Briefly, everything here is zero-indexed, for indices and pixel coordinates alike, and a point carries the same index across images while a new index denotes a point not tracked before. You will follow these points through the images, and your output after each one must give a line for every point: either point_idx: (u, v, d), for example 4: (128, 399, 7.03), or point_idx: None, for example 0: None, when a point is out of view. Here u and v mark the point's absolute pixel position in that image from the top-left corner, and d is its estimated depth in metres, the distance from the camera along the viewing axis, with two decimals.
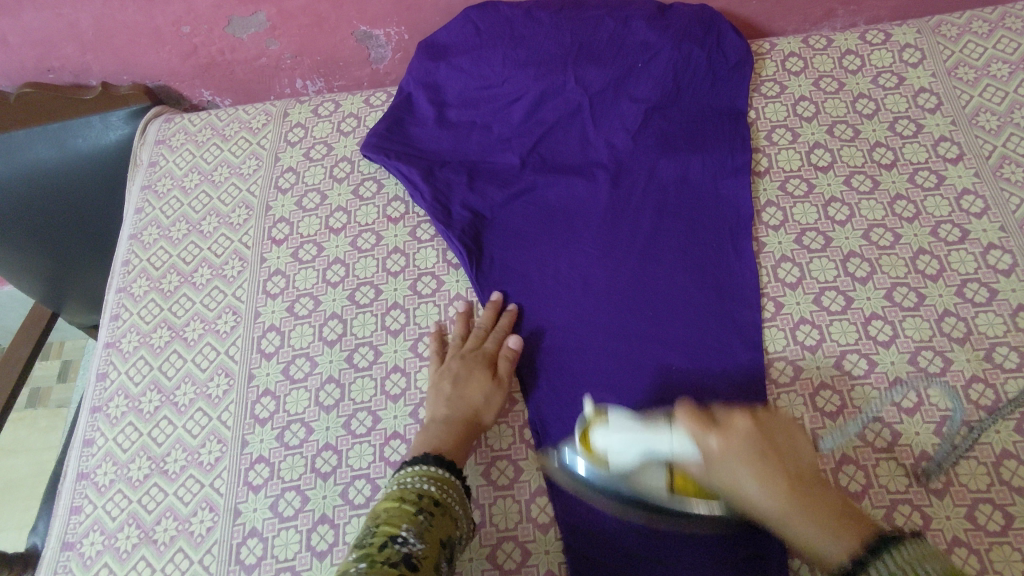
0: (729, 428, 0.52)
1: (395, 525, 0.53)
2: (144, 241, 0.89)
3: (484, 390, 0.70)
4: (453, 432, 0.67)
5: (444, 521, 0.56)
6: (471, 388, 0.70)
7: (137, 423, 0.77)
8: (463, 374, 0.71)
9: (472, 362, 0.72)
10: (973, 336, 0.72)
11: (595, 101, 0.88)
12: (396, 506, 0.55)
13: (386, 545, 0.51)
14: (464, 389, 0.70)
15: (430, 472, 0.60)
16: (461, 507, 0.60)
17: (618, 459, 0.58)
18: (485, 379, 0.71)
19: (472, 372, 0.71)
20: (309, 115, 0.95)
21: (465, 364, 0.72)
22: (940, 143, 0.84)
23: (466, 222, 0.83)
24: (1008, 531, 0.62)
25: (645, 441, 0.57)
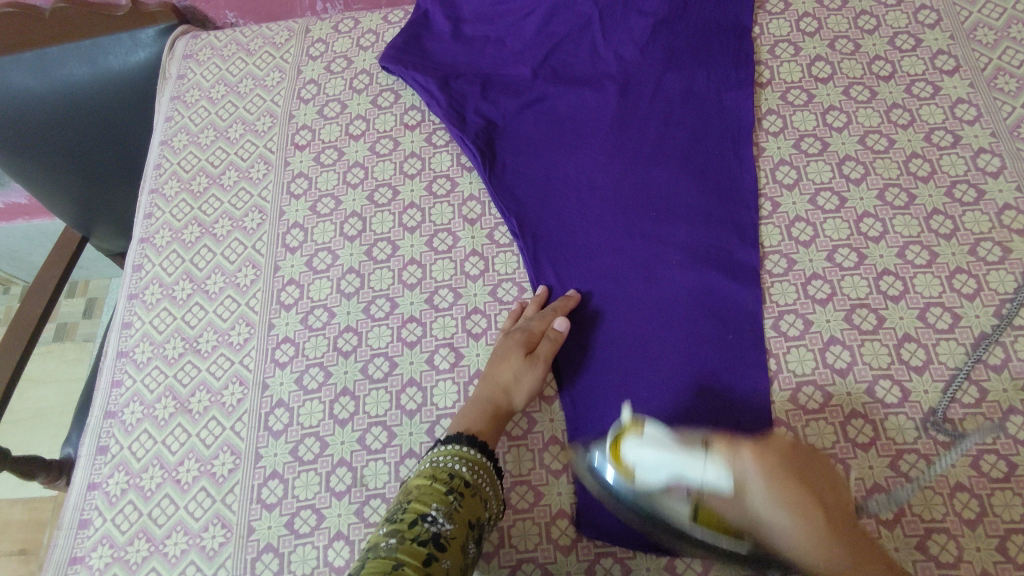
0: (764, 444, 0.49)
1: (424, 504, 0.55)
2: (174, 146, 0.94)
3: (519, 368, 0.69)
4: (479, 409, 0.67)
5: (474, 501, 0.58)
6: (509, 367, 0.69)
7: (172, 308, 0.82)
8: (502, 353, 0.71)
9: (516, 340, 0.71)
10: (960, 232, 0.76)
11: (604, 16, 0.91)
12: (427, 484, 0.58)
13: (416, 522, 0.54)
14: (499, 369, 0.70)
15: (464, 453, 0.62)
16: (492, 491, 0.61)
17: (647, 476, 0.52)
18: (524, 356, 0.70)
19: (511, 350, 0.71)
20: (330, 31, 0.99)
21: (510, 341, 0.71)
22: (938, 56, 0.87)
23: (479, 127, 0.87)
24: (982, 403, 0.67)
25: (671, 459, 0.51)
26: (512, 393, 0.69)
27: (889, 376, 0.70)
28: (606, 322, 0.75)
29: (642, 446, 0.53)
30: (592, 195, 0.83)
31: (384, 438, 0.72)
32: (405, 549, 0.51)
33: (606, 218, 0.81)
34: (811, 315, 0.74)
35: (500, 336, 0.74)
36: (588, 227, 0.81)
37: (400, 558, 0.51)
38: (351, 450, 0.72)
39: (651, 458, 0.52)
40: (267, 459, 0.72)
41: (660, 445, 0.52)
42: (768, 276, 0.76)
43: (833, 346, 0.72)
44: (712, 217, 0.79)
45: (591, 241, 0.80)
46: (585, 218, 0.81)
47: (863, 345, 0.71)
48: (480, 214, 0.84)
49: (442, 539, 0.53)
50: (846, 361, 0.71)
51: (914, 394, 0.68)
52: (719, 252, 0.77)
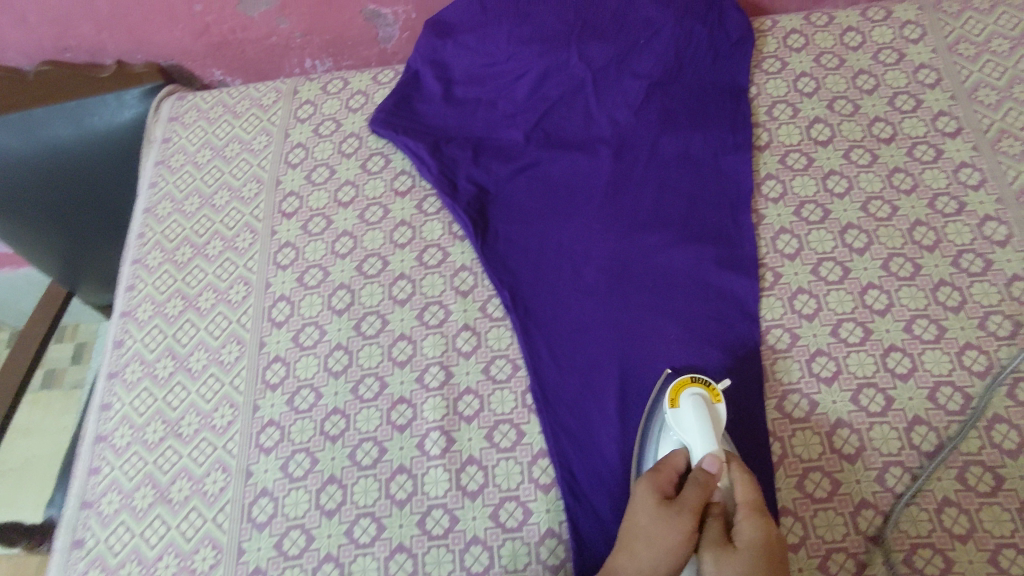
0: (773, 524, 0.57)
1: None
2: (158, 214, 0.91)
3: (671, 566, 0.56)
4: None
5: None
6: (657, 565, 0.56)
7: (153, 388, 0.79)
8: (645, 545, 0.57)
9: (669, 537, 0.56)
10: (968, 305, 0.74)
11: (598, 78, 0.88)
12: None
13: None
14: (636, 562, 0.57)
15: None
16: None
17: (683, 418, 0.64)
18: (674, 550, 0.56)
19: (657, 547, 0.56)
20: (318, 92, 0.97)
21: (658, 527, 0.57)
22: (939, 117, 0.86)
23: (471, 196, 0.84)
24: (998, 491, 0.64)
25: (704, 437, 0.61)
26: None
27: (901, 463, 0.67)
28: (604, 399, 0.72)
29: (700, 406, 0.64)
30: (588, 264, 0.80)
31: (373, 530, 0.69)
32: None
33: (602, 289, 0.78)
34: (816, 395, 0.71)
35: (642, 510, 0.59)
36: (583, 298, 0.78)
37: None
38: (339, 544, 0.68)
39: (695, 420, 0.63)
40: (249, 554, 0.69)
41: (708, 419, 0.63)
42: (771, 352, 0.74)
43: (841, 429, 0.69)
44: (710, 290, 0.77)
45: (588, 314, 0.77)
46: (580, 290, 0.79)
47: (872, 429, 0.69)
48: (472, 286, 0.81)
49: None
50: (855, 447, 0.68)
51: (928, 483, 0.65)
52: (719, 326, 0.75)
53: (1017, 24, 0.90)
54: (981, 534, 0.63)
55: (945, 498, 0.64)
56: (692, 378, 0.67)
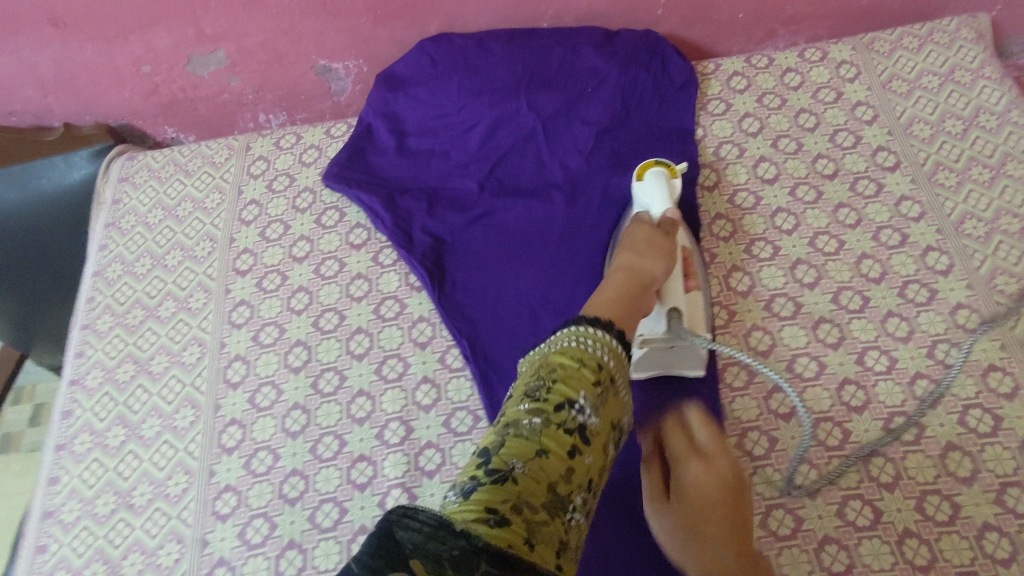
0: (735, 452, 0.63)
1: (571, 389, 0.48)
2: (108, 278, 0.89)
3: (665, 258, 0.70)
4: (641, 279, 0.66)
5: (614, 445, 0.51)
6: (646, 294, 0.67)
7: (103, 459, 0.77)
8: (646, 249, 0.70)
9: (664, 246, 0.71)
10: (916, 334, 0.75)
11: (547, 126, 0.90)
12: (574, 366, 0.50)
13: (563, 405, 0.47)
14: (630, 258, 0.69)
15: (609, 344, 0.54)
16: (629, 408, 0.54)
17: (645, 194, 0.79)
18: (669, 256, 0.70)
19: (651, 248, 0.70)
20: (272, 147, 0.97)
21: (652, 237, 0.72)
22: (878, 152, 0.88)
23: (427, 246, 0.85)
24: (956, 520, 0.65)
25: (658, 199, 0.78)
26: (657, 280, 0.68)
27: (860, 496, 0.67)
28: None
29: (659, 179, 0.79)
30: (545, 309, 0.80)
31: None
32: (550, 434, 0.46)
33: None
34: (775, 432, 0.72)
35: (632, 234, 0.73)
36: (541, 343, 0.78)
37: (545, 444, 0.45)
38: None
39: (655, 185, 0.78)
40: None
41: (665, 190, 0.78)
42: (728, 390, 0.75)
43: (800, 466, 0.69)
44: None
45: None
46: (538, 335, 0.78)
47: (830, 464, 0.69)
48: (430, 336, 0.81)
49: (586, 433, 0.48)
50: (815, 483, 0.69)
51: (888, 514, 0.66)
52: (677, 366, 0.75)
53: (946, 60, 0.94)
54: (943, 564, 0.63)
55: (905, 529, 0.65)
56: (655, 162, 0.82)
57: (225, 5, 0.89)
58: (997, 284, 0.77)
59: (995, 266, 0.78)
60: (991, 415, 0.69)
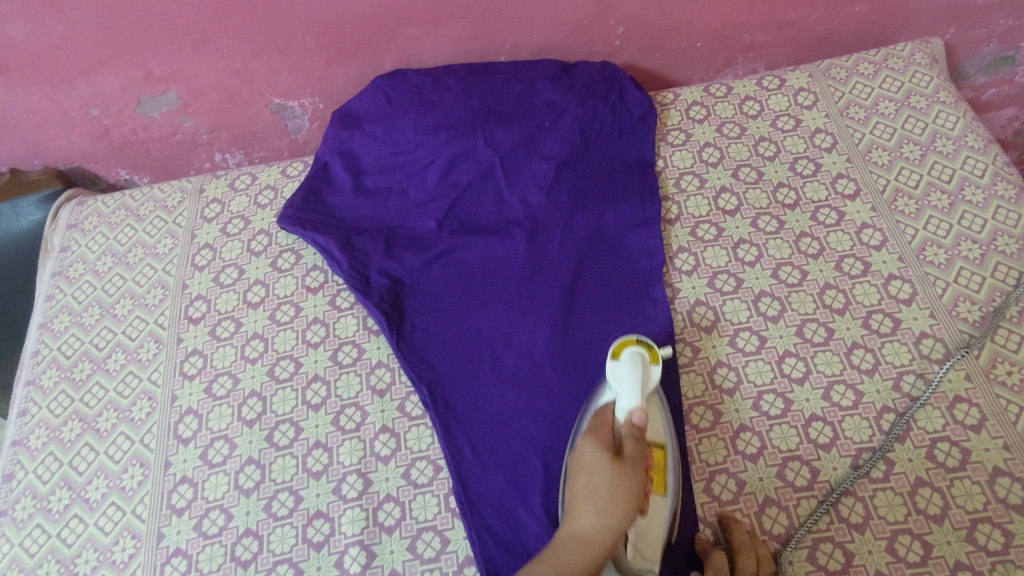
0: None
1: None
2: (55, 329, 0.86)
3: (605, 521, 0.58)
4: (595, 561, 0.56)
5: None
6: (602, 506, 0.58)
7: (46, 524, 0.73)
8: (607, 505, 0.58)
9: (626, 488, 0.59)
10: (881, 367, 0.74)
11: (506, 161, 0.88)
12: None
13: None
14: (591, 520, 0.58)
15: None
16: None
17: (613, 379, 0.66)
18: (631, 501, 0.59)
19: (600, 498, 0.59)
20: (226, 189, 0.95)
21: (616, 485, 0.59)
22: (838, 180, 0.88)
23: (384, 289, 0.82)
24: (927, 560, 0.63)
25: (625, 386, 0.64)
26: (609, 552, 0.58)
27: (830, 538, 0.66)
28: (529, 494, 0.69)
29: (631, 361, 0.66)
30: (506, 351, 0.78)
31: None
32: None
33: (521, 376, 0.76)
34: (742, 474, 0.70)
35: (594, 463, 0.60)
36: (503, 387, 0.76)
37: None
38: None
39: (625, 373, 0.65)
40: None
41: (636, 372, 0.65)
42: (695, 432, 0.73)
43: (769, 508, 0.68)
44: None
45: (510, 404, 0.75)
46: (500, 378, 0.76)
47: (799, 505, 0.68)
48: (389, 383, 0.78)
49: None
50: (784, 526, 0.67)
51: (859, 557, 0.64)
52: None
53: (901, 86, 0.95)
54: None
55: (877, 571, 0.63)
56: (633, 340, 0.69)
57: (174, 46, 0.87)
58: (960, 312, 0.76)
59: (957, 293, 0.77)
60: (959, 448, 0.68)
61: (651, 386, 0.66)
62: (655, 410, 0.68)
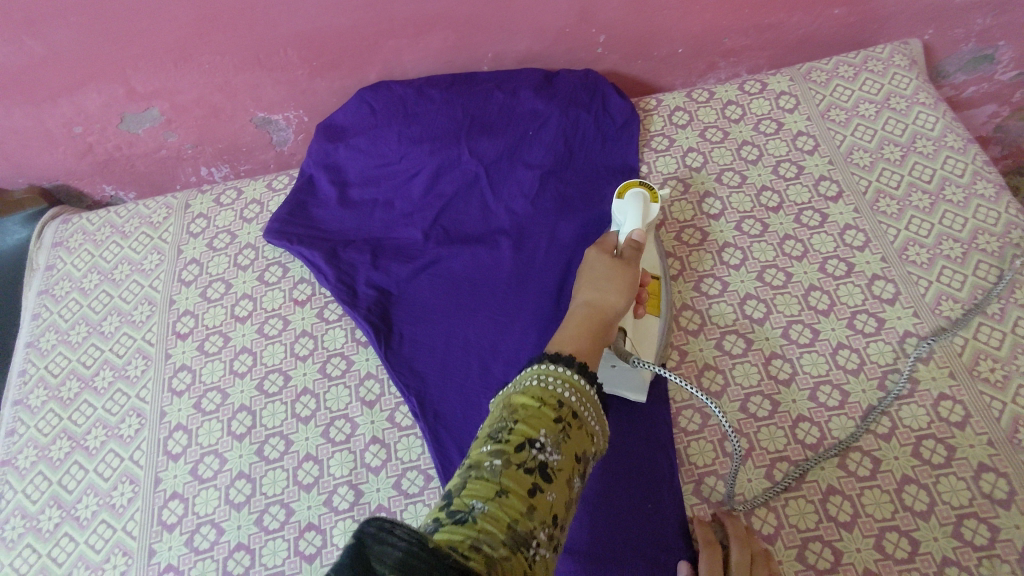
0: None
1: (531, 427, 0.47)
2: (41, 348, 0.86)
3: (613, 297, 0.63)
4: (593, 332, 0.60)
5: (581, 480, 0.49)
6: (604, 288, 0.64)
7: (35, 544, 0.73)
8: (605, 284, 0.64)
9: (625, 276, 0.65)
10: (866, 366, 0.75)
11: (490, 171, 0.89)
12: (535, 407, 0.49)
13: (523, 446, 0.45)
14: (594, 293, 0.63)
15: (574, 381, 0.52)
16: (599, 438, 0.53)
17: (617, 209, 0.76)
18: (629, 287, 0.64)
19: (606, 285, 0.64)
20: (212, 204, 0.95)
21: (614, 271, 0.65)
22: (820, 182, 0.89)
23: (372, 300, 0.83)
24: (915, 557, 0.64)
25: (630, 218, 0.74)
26: (617, 315, 0.63)
27: (819, 537, 0.66)
28: None
29: (636, 198, 0.75)
30: (495, 359, 0.78)
31: None
32: (510, 474, 0.44)
33: (510, 384, 0.76)
34: (731, 476, 0.70)
35: (597, 263, 0.67)
36: (492, 396, 0.76)
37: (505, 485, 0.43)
38: None
39: (629, 208, 0.74)
40: None
41: (643, 208, 0.75)
42: (683, 435, 0.73)
43: (758, 509, 0.68)
44: None
45: None
46: (488, 387, 0.76)
47: (787, 505, 0.68)
48: (378, 394, 0.78)
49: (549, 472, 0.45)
50: (773, 527, 0.67)
51: (848, 555, 0.65)
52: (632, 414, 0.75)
53: (881, 87, 0.96)
54: None
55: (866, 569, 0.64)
56: (636, 180, 0.78)
57: (155, 63, 0.87)
58: (943, 310, 0.77)
59: (940, 292, 0.78)
60: (944, 445, 0.69)
61: (652, 213, 0.75)
62: (649, 242, 0.80)
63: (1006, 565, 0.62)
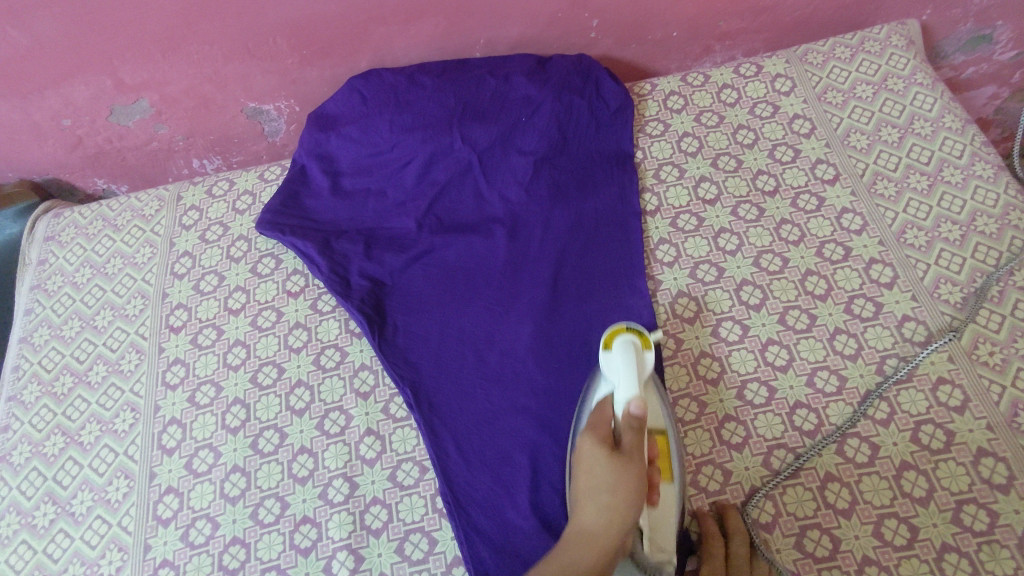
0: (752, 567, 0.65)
1: None
2: (35, 344, 0.85)
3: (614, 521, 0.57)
4: None
5: None
6: (605, 500, 0.58)
7: (32, 540, 0.72)
8: (608, 499, 0.57)
9: (626, 480, 0.58)
10: (864, 351, 0.74)
11: (484, 158, 0.88)
12: None
13: None
14: (595, 516, 0.57)
15: None
16: None
17: (610, 365, 0.68)
18: (631, 493, 0.58)
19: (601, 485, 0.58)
20: (203, 196, 0.94)
21: (614, 478, 0.58)
22: (817, 165, 0.88)
23: (365, 291, 0.82)
24: (914, 543, 0.63)
25: (620, 378, 0.66)
26: (617, 548, 0.57)
27: (817, 525, 0.66)
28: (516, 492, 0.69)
29: (623, 351, 0.68)
30: (490, 349, 0.78)
31: None
32: None
33: (505, 374, 0.75)
34: (729, 464, 0.70)
35: (593, 463, 0.59)
36: (487, 386, 0.75)
37: None
38: None
39: (618, 365, 0.67)
40: None
41: (631, 364, 0.66)
42: (681, 424, 0.73)
43: (756, 497, 0.68)
44: None
45: (495, 402, 0.74)
46: (483, 376, 0.76)
47: (785, 493, 0.67)
48: (373, 386, 0.78)
49: None
50: (771, 515, 0.67)
51: (846, 542, 0.64)
52: None
53: (878, 68, 0.94)
54: None
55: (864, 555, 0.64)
56: (623, 329, 0.71)
57: (142, 54, 0.86)
58: (941, 294, 0.76)
59: (938, 275, 0.77)
60: (943, 430, 0.68)
61: (645, 375, 0.67)
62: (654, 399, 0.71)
63: (1006, 551, 0.62)
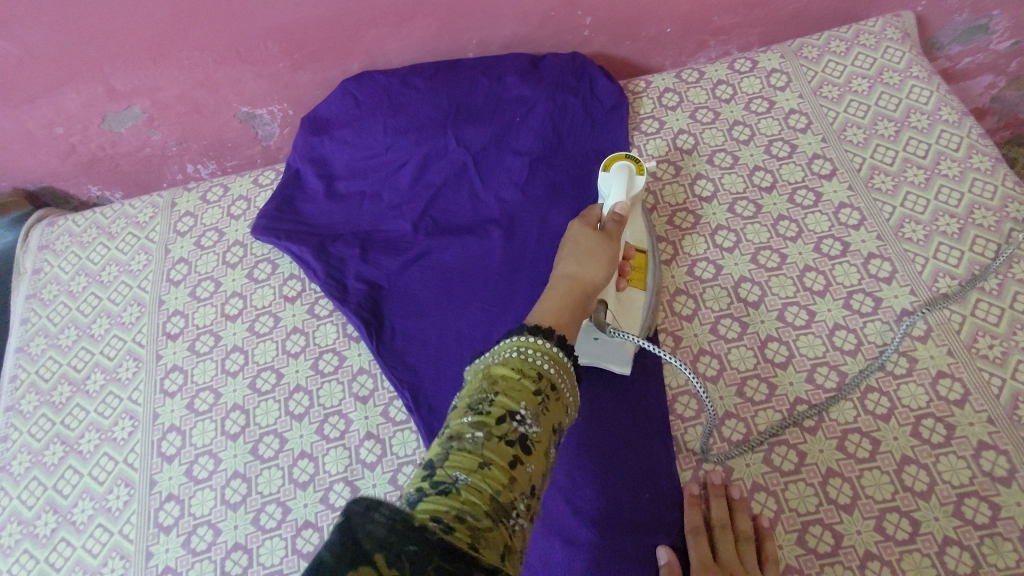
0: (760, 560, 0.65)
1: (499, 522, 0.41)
2: (32, 353, 0.85)
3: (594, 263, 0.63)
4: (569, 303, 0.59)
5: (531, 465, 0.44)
6: (587, 263, 0.63)
7: (33, 550, 0.72)
8: (589, 256, 0.64)
9: (607, 251, 0.65)
10: (864, 346, 0.74)
11: (478, 159, 0.88)
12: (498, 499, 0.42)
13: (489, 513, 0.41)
14: (575, 265, 0.63)
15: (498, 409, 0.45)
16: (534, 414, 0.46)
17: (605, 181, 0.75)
18: (609, 263, 0.64)
19: (588, 254, 0.64)
20: (198, 202, 0.94)
21: (595, 245, 0.65)
22: (814, 160, 0.88)
23: (362, 294, 0.82)
24: (916, 537, 0.63)
25: (614, 192, 0.73)
26: (597, 288, 0.63)
27: (819, 521, 0.65)
28: None
29: (620, 171, 0.75)
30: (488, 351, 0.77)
31: None
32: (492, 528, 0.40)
33: None
34: (729, 461, 0.70)
35: (579, 236, 0.66)
36: None
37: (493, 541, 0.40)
38: None
39: (612, 179, 0.74)
40: None
41: (626, 186, 0.74)
42: (680, 422, 0.73)
43: (757, 493, 0.68)
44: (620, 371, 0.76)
45: None
46: None
47: (787, 490, 0.67)
48: (372, 389, 0.78)
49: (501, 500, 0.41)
50: (772, 511, 0.67)
51: (848, 538, 0.64)
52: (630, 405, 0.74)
53: (873, 62, 0.94)
54: None
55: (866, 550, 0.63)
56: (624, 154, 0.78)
57: (133, 61, 0.85)
58: (940, 287, 0.76)
59: (937, 268, 0.77)
60: (944, 423, 0.68)
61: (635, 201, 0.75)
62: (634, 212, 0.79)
63: (1008, 544, 0.62)
